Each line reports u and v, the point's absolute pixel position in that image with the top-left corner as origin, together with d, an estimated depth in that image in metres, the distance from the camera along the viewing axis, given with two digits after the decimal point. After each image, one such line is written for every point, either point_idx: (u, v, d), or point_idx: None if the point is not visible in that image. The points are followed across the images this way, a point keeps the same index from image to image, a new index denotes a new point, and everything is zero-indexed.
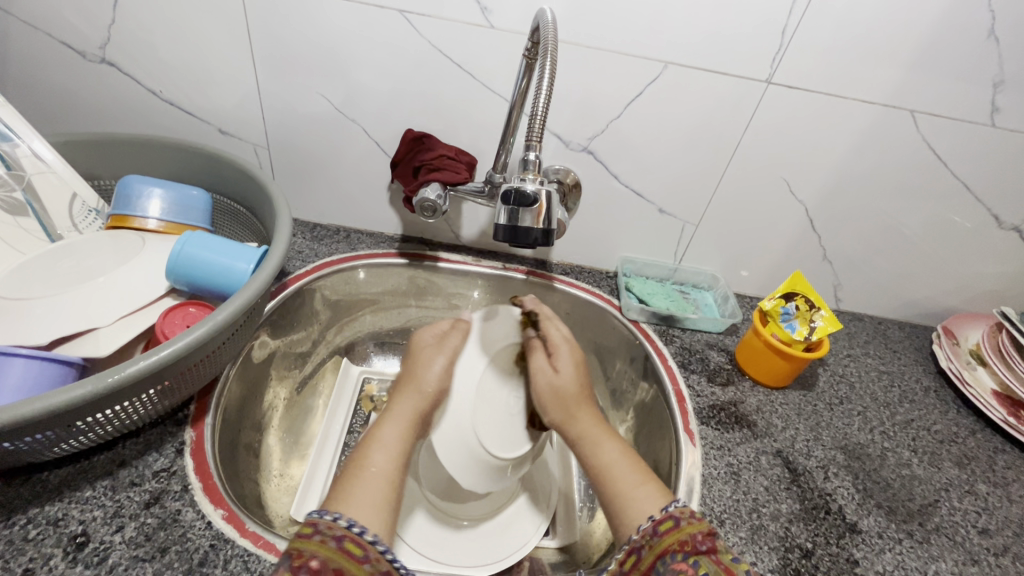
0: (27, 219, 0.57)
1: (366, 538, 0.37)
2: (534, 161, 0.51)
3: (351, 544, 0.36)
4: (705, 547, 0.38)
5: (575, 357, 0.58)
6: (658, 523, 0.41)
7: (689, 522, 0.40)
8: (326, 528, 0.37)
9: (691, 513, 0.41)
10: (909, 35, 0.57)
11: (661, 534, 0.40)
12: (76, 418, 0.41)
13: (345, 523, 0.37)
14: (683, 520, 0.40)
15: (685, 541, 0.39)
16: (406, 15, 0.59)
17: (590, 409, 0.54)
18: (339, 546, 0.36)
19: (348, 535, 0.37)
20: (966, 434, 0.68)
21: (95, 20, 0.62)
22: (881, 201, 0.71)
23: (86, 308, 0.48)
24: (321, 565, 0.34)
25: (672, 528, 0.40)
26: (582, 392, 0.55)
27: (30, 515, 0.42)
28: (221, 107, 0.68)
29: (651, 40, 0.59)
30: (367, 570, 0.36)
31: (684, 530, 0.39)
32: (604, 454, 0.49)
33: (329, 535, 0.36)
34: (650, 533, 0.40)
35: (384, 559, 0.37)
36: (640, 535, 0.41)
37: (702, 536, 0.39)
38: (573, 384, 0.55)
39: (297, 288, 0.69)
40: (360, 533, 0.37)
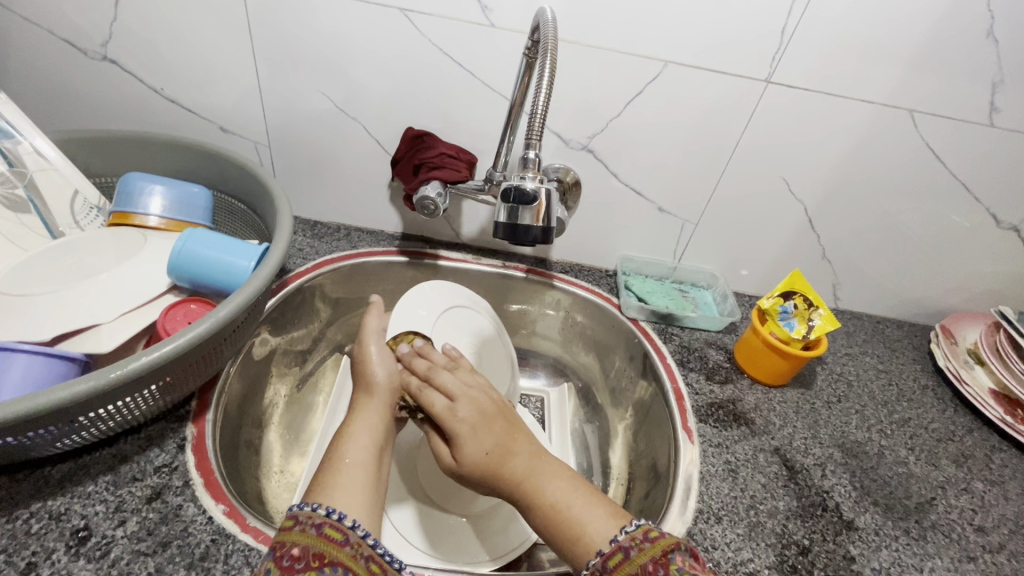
0: (29, 216, 0.57)
1: (346, 523, 0.38)
2: (534, 159, 0.51)
3: (331, 529, 0.37)
4: (654, 574, 0.36)
5: (472, 418, 0.49)
6: (606, 559, 0.39)
7: (639, 551, 0.38)
8: (307, 517, 0.38)
9: (641, 537, 0.39)
10: (908, 35, 0.57)
11: (610, 571, 0.38)
12: (77, 414, 0.41)
13: (326, 511, 0.38)
14: (633, 549, 0.39)
15: (633, 575, 0.37)
16: (407, 13, 0.59)
17: (512, 457, 0.47)
18: (319, 532, 0.37)
19: (329, 522, 0.38)
20: (963, 433, 0.68)
21: (96, 18, 0.62)
22: (880, 201, 0.71)
23: (89, 305, 0.49)
24: (303, 553, 0.35)
25: (621, 562, 0.38)
26: (493, 456, 0.47)
27: (32, 510, 0.42)
28: (223, 105, 0.68)
29: (651, 40, 0.59)
30: (348, 552, 0.37)
31: (633, 562, 0.38)
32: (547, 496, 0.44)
33: (310, 523, 0.37)
34: (599, 570, 0.39)
35: (365, 543, 0.38)
36: (589, 573, 0.39)
37: (650, 564, 0.37)
38: (479, 450, 0.47)
39: (297, 285, 0.69)
40: (341, 519, 0.38)
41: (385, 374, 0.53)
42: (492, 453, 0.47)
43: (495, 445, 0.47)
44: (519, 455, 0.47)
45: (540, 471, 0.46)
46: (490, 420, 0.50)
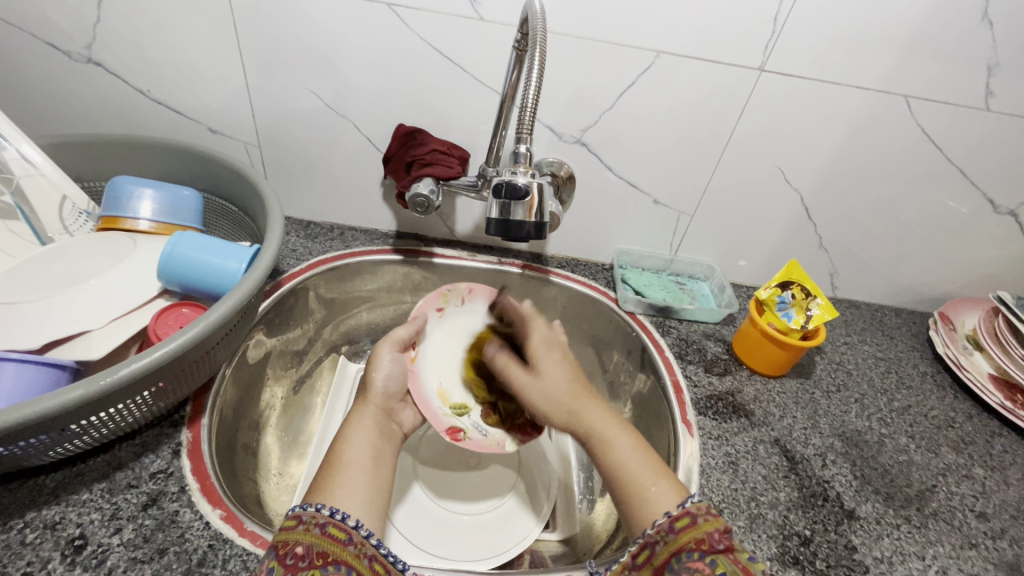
0: (17, 223, 0.57)
1: (350, 523, 0.38)
2: (525, 154, 0.51)
3: (335, 528, 0.38)
4: (722, 545, 0.38)
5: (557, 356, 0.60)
6: (674, 519, 0.41)
7: (705, 519, 0.40)
8: (310, 517, 0.38)
9: (707, 509, 0.41)
10: (903, 20, 0.56)
11: (677, 530, 0.41)
12: (69, 422, 0.40)
13: (329, 511, 0.38)
14: (700, 517, 0.41)
15: (701, 540, 0.39)
16: (394, 8, 0.58)
17: (591, 401, 0.54)
18: (322, 531, 0.37)
19: (332, 521, 0.38)
20: (963, 419, 0.68)
21: (78, 19, 0.61)
22: (876, 187, 0.70)
23: (80, 311, 0.48)
24: (306, 551, 0.35)
25: (688, 525, 0.40)
26: (574, 385, 0.56)
27: (27, 519, 0.42)
28: (211, 105, 0.67)
29: (642, 29, 0.58)
30: (352, 551, 0.37)
31: (701, 528, 0.40)
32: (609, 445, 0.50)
33: (313, 522, 0.37)
34: (666, 530, 0.41)
35: (368, 543, 0.38)
36: (656, 531, 0.41)
37: (717, 533, 0.39)
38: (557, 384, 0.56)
39: (291, 287, 0.68)
40: (344, 518, 0.38)
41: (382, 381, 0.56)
42: (575, 389, 0.56)
43: (575, 380, 0.57)
44: (597, 404, 0.54)
45: (616, 424, 0.52)
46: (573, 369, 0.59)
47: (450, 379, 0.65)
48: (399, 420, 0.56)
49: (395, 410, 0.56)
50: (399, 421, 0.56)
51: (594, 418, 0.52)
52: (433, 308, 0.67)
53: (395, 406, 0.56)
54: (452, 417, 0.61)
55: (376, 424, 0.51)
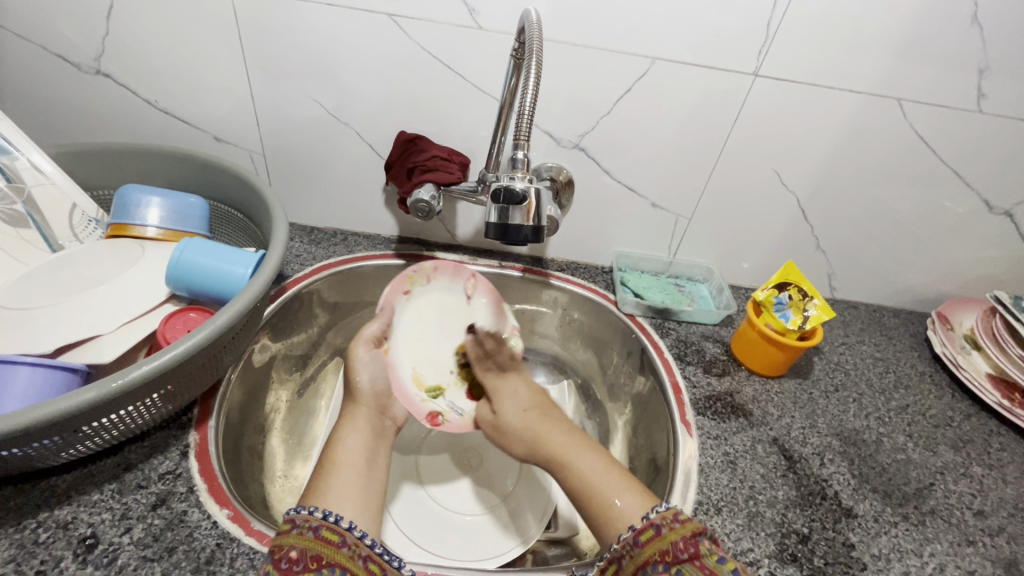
0: (29, 231, 0.58)
1: (343, 525, 0.39)
2: (522, 160, 0.52)
3: (328, 531, 0.39)
4: (687, 554, 0.38)
5: (524, 394, 0.62)
6: (639, 534, 0.42)
7: (670, 529, 0.40)
8: (304, 520, 0.39)
9: (672, 518, 0.41)
10: (893, 25, 0.57)
11: (641, 544, 0.41)
12: (80, 423, 0.41)
13: (322, 514, 0.40)
14: (665, 527, 0.41)
15: (666, 552, 0.39)
16: (395, 18, 0.59)
17: (559, 428, 0.57)
18: (316, 535, 0.38)
19: (324, 525, 0.39)
20: (961, 418, 0.69)
21: (87, 32, 0.62)
22: (872, 188, 0.71)
23: (91, 317, 0.50)
24: (300, 555, 0.36)
25: (652, 537, 0.41)
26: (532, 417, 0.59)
27: (39, 519, 0.43)
28: (216, 114, 0.69)
29: (638, 36, 0.59)
30: (345, 554, 0.38)
31: (665, 539, 0.40)
32: (577, 460, 0.51)
33: (307, 526, 0.38)
34: (631, 543, 0.41)
35: (362, 544, 0.39)
36: (622, 545, 0.42)
37: (682, 542, 0.39)
38: (522, 411, 0.60)
39: (295, 292, 0.70)
40: (337, 521, 0.40)
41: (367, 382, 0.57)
42: (531, 416, 0.59)
43: (535, 404, 0.61)
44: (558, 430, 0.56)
45: (583, 449, 0.53)
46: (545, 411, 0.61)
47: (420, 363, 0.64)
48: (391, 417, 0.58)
49: (387, 408, 0.58)
50: (393, 416, 0.58)
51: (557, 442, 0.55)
52: (401, 293, 0.64)
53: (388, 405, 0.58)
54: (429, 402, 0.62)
55: (369, 426, 0.54)
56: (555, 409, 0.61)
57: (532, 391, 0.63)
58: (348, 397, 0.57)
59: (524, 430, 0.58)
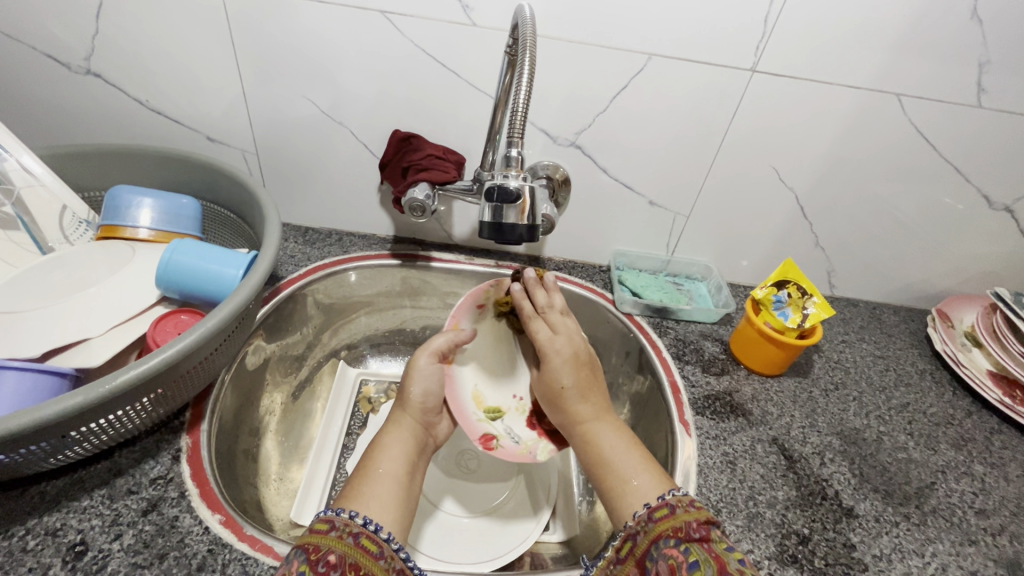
0: (18, 233, 0.58)
1: (382, 535, 0.39)
2: (517, 158, 0.51)
3: (367, 540, 0.38)
4: (698, 535, 0.38)
5: (564, 357, 0.55)
6: (653, 511, 0.41)
7: (684, 510, 0.40)
8: (344, 524, 0.38)
9: (688, 501, 0.41)
10: (893, 19, 0.57)
11: (655, 520, 0.41)
12: (69, 428, 0.41)
13: (362, 521, 0.39)
14: (679, 508, 0.41)
15: (678, 529, 0.39)
16: (388, 15, 0.59)
17: (587, 397, 0.53)
18: (355, 542, 0.37)
19: (365, 533, 0.38)
20: (962, 416, 0.68)
21: (77, 30, 0.62)
22: (871, 184, 0.70)
23: (80, 319, 0.49)
24: (338, 560, 0.35)
25: (666, 516, 0.40)
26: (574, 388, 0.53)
27: (28, 526, 0.42)
28: (208, 114, 0.68)
29: (634, 32, 0.58)
30: (382, 566, 0.37)
31: (679, 518, 0.40)
32: (601, 437, 0.50)
33: (346, 531, 0.38)
34: (645, 519, 0.41)
35: (397, 557, 0.39)
36: (636, 521, 0.41)
37: (696, 524, 0.39)
38: (558, 383, 0.54)
39: (289, 293, 0.69)
40: (376, 530, 0.39)
41: (418, 393, 0.54)
42: (573, 386, 0.53)
43: (576, 378, 0.54)
44: (590, 403, 0.53)
45: (604, 422, 0.51)
46: (579, 367, 0.55)
47: (484, 380, 0.63)
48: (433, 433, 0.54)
49: (432, 422, 0.55)
50: (434, 433, 0.55)
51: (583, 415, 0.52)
52: (472, 306, 0.63)
53: (433, 417, 0.55)
54: (485, 424, 0.60)
55: (414, 436, 0.51)
56: (597, 382, 0.55)
57: (574, 354, 0.55)
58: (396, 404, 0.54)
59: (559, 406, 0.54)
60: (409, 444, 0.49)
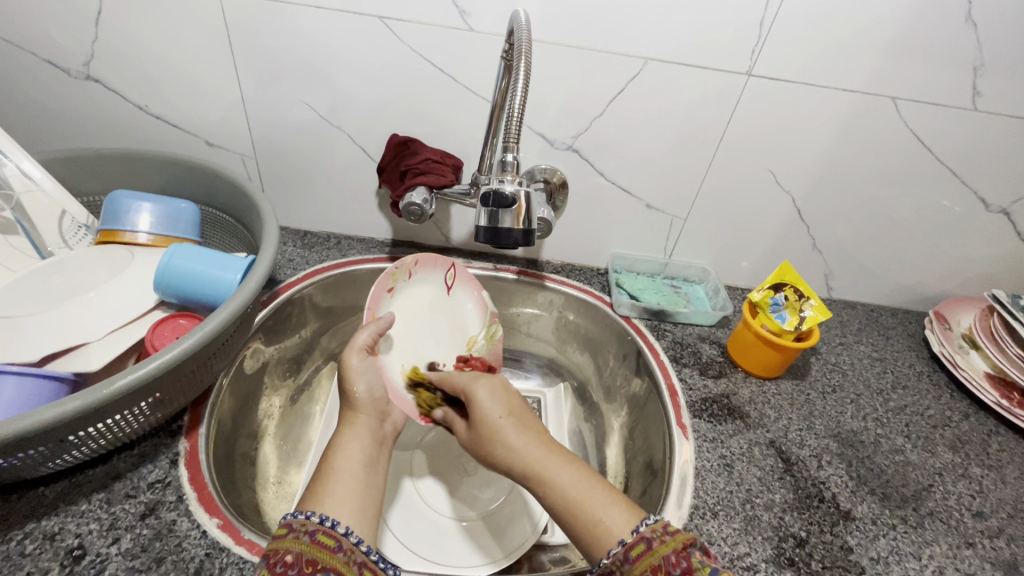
0: (17, 238, 0.57)
1: (339, 530, 0.39)
2: (512, 162, 0.51)
3: (324, 536, 0.38)
4: (679, 569, 0.37)
5: (493, 389, 0.54)
6: (629, 549, 0.39)
7: (661, 543, 0.38)
8: (300, 525, 0.38)
9: (662, 530, 0.39)
10: (888, 23, 0.57)
11: (632, 560, 0.38)
12: (67, 432, 0.41)
13: (319, 518, 0.39)
14: (655, 541, 0.39)
15: (657, 567, 0.37)
16: (386, 20, 0.59)
17: (520, 428, 0.49)
18: (312, 539, 0.37)
19: (321, 529, 0.38)
20: (960, 418, 0.68)
21: (76, 37, 0.62)
22: (868, 187, 0.71)
23: (79, 324, 0.49)
24: (295, 559, 0.36)
25: (643, 553, 0.38)
26: (507, 422, 0.50)
27: (27, 530, 0.42)
28: (207, 119, 0.69)
29: (630, 36, 0.59)
30: (342, 559, 0.37)
31: (657, 554, 0.38)
32: (552, 475, 0.44)
33: (302, 530, 0.38)
34: (621, 560, 0.39)
35: (358, 550, 0.38)
36: (611, 562, 0.39)
37: (674, 556, 0.37)
38: (493, 417, 0.51)
39: (288, 296, 0.69)
40: (333, 525, 0.39)
41: (363, 390, 0.53)
42: (503, 418, 0.50)
43: (508, 413, 0.51)
44: (525, 433, 0.49)
45: (556, 459, 0.46)
46: (521, 417, 0.51)
47: (407, 360, 0.64)
48: (389, 424, 0.54)
49: (386, 413, 0.54)
50: (393, 423, 0.55)
51: (515, 447, 0.48)
52: (387, 290, 0.65)
53: (387, 411, 0.54)
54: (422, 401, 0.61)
55: (369, 432, 0.50)
56: (528, 415, 0.52)
57: (505, 386, 0.55)
58: (346, 405, 0.53)
59: (500, 446, 0.48)
60: (366, 444, 0.48)
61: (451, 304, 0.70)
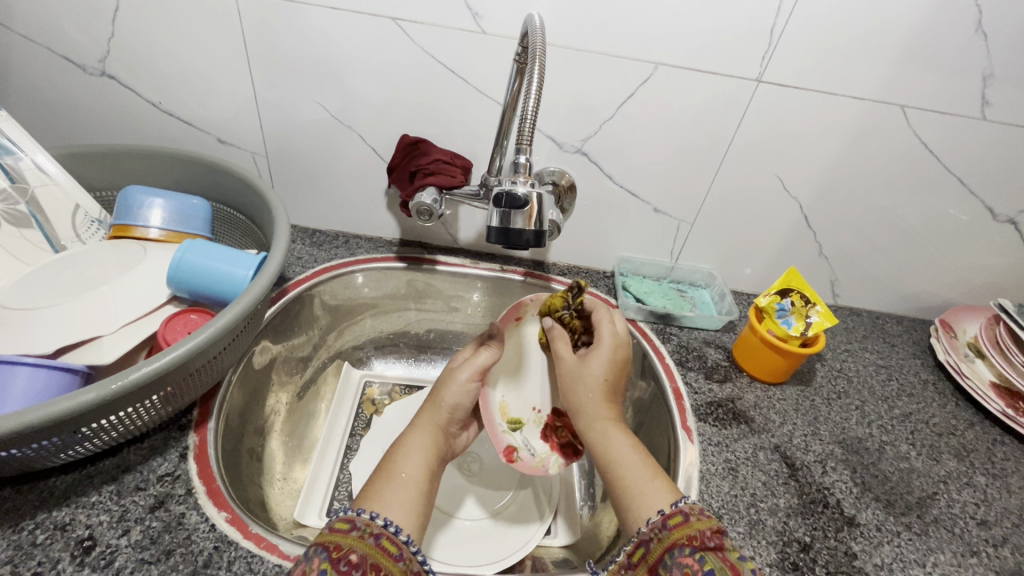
0: (31, 230, 0.58)
1: (401, 538, 0.39)
2: (525, 164, 0.52)
3: (387, 542, 0.39)
4: (713, 543, 0.38)
5: (602, 360, 0.54)
6: (668, 517, 0.42)
7: (698, 518, 0.41)
8: (365, 525, 0.39)
9: (700, 510, 0.42)
10: (898, 30, 0.57)
11: (669, 528, 0.41)
12: (79, 424, 0.41)
13: (382, 522, 0.40)
14: (692, 516, 0.41)
15: (693, 537, 0.39)
16: (399, 22, 0.60)
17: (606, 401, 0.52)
18: (376, 542, 0.38)
19: (385, 534, 0.39)
20: (965, 427, 0.68)
21: (94, 33, 0.63)
22: (875, 195, 0.71)
23: (91, 317, 0.50)
24: (360, 560, 0.36)
25: (681, 523, 0.41)
26: (599, 387, 0.53)
27: (38, 520, 0.43)
28: (220, 116, 0.69)
29: (641, 41, 0.59)
30: (401, 568, 0.38)
31: (693, 526, 0.40)
32: (608, 445, 0.49)
33: (368, 531, 0.39)
34: (659, 527, 0.41)
35: (415, 560, 0.39)
36: (649, 528, 0.42)
37: (709, 531, 0.39)
38: (582, 384, 0.54)
39: (297, 294, 0.70)
40: (396, 532, 0.40)
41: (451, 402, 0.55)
42: (599, 378, 0.54)
43: (600, 380, 0.53)
44: (605, 406, 0.52)
45: (614, 425, 0.51)
46: (609, 393, 0.53)
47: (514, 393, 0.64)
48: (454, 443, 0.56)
49: (454, 434, 0.56)
50: (456, 442, 0.56)
51: (591, 412, 0.52)
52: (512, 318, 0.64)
53: (456, 429, 0.56)
54: (509, 434, 0.61)
55: (434, 444, 0.51)
56: (617, 389, 0.54)
57: (613, 362, 0.55)
58: (427, 403, 0.55)
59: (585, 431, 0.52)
60: (428, 445, 0.50)
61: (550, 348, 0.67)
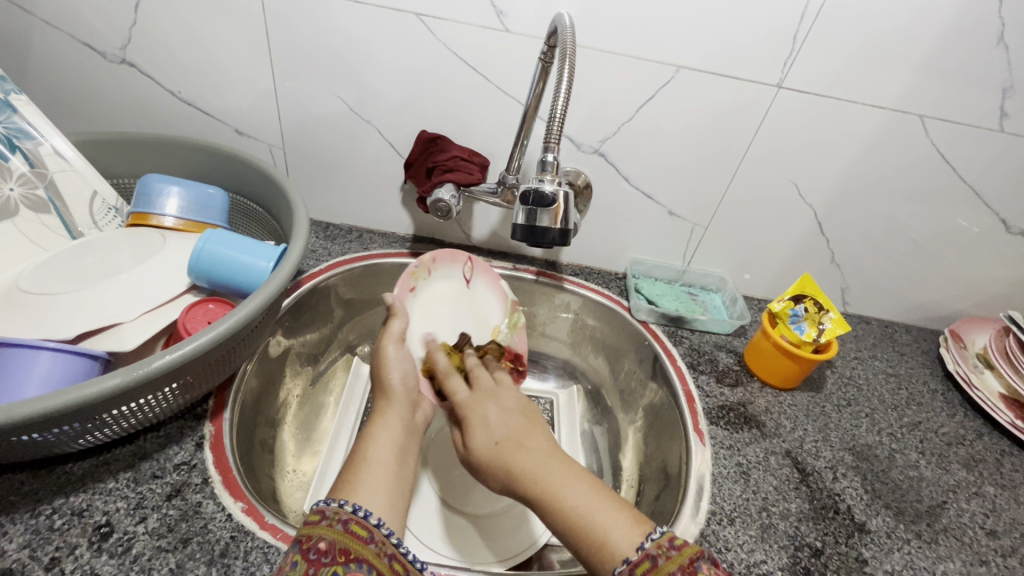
0: (49, 217, 0.58)
1: (371, 521, 0.39)
2: (552, 161, 0.52)
3: (356, 526, 0.38)
4: None
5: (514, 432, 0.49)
6: (635, 567, 0.36)
7: (667, 559, 0.36)
8: (333, 513, 0.39)
9: (667, 545, 0.37)
10: (919, 40, 0.57)
11: None
12: (100, 411, 0.41)
13: (352, 508, 0.39)
14: (660, 558, 0.36)
15: None
16: (422, 18, 0.60)
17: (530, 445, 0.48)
18: (344, 528, 0.38)
19: (354, 519, 0.39)
20: (974, 437, 0.68)
21: (115, 20, 0.63)
22: (890, 204, 0.71)
23: (110, 303, 0.49)
24: (329, 546, 0.36)
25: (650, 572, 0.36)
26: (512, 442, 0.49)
27: (55, 505, 0.42)
28: (238, 107, 0.69)
29: (663, 44, 0.59)
30: (373, 550, 0.38)
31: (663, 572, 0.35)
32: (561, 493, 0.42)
33: (336, 518, 0.38)
34: None
35: (389, 542, 0.39)
36: None
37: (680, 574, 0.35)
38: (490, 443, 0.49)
39: (311, 286, 0.70)
40: (366, 516, 0.39)
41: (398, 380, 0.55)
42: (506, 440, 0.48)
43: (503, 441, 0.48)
44: (535, 450, 0.47)
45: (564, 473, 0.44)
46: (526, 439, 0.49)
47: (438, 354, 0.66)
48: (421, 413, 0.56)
49: (418, 402, 0.56)
50: (423, 412, 0.56)
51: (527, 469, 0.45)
52: (408, 290, 0.65)
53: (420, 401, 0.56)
54: None
55: (403, 422, 0.52)
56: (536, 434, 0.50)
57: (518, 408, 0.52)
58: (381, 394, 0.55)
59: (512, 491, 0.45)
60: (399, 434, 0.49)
61: (471, 295, 0.72)
